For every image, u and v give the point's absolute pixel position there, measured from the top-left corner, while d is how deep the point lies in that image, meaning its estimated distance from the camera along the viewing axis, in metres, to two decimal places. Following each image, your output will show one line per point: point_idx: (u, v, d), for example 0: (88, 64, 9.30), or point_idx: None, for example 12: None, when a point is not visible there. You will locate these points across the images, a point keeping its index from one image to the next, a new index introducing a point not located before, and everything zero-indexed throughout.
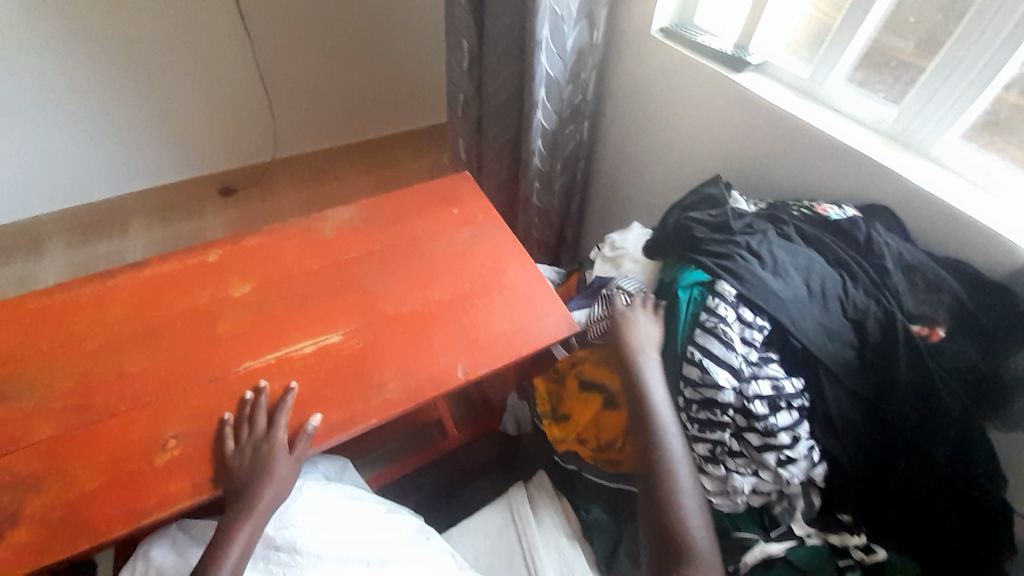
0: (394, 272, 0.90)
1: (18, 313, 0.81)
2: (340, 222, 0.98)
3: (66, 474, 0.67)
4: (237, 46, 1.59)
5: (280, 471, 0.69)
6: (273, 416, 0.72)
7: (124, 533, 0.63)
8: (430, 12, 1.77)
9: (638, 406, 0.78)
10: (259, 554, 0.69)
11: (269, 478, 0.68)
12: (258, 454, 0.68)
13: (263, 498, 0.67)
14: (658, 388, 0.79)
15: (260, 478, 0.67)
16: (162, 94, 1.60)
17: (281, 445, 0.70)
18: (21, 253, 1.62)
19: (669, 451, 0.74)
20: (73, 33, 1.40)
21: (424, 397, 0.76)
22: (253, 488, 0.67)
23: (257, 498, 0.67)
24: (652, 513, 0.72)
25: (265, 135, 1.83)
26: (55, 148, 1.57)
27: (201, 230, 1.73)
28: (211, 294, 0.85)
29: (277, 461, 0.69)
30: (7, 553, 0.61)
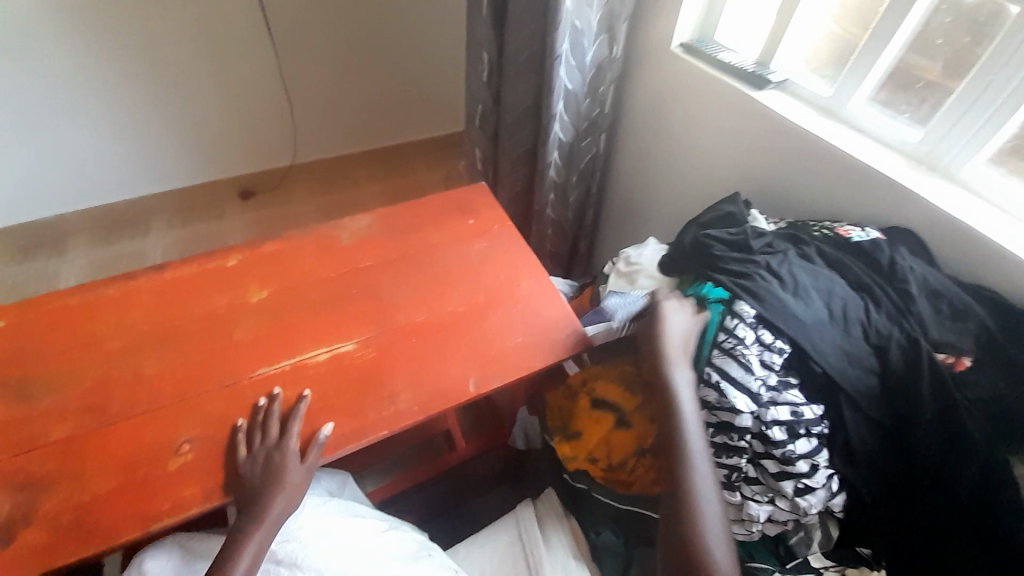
0: (408, 282, 0.91)
1: (42, 312, 0.83)
2: (357, 230, 0.99)
3: (81, 475, 0.68)
4: (261, 53, 1.63)
5: (291, 481, 0.68)
6: (286, 423, 0.73)
7: (136, 537, 0.64)
8: (451, 23, 1.80)
9: (663, 413, 0.74)
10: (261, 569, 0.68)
11: (281, 486, 0.68)
12: (270, 462, 0.69)
13: (273, 508, 0.67)
14: (686, 395, 0.75)
15: (272, 486, 0.67)
16: (187, 99, 1.64)
17: (292, 453, 0.70)
18: (47, 251, 1.66)
19: (691, 463, 0.70)
20: (106, 39, 1.46)
21: (435, 410, 0.76)
22: (263, 497, 0.67)
23: (268, 508, 0.66)
24: (668, 527, 0.68)
25: (285, 140, 1.87)
26: (84, 149, 1.62)
27: (219, 233, 1.76)
28: (228, 298, 0.86)
29: (289, 469, 0.69)
30: (22, 552, 0.62)
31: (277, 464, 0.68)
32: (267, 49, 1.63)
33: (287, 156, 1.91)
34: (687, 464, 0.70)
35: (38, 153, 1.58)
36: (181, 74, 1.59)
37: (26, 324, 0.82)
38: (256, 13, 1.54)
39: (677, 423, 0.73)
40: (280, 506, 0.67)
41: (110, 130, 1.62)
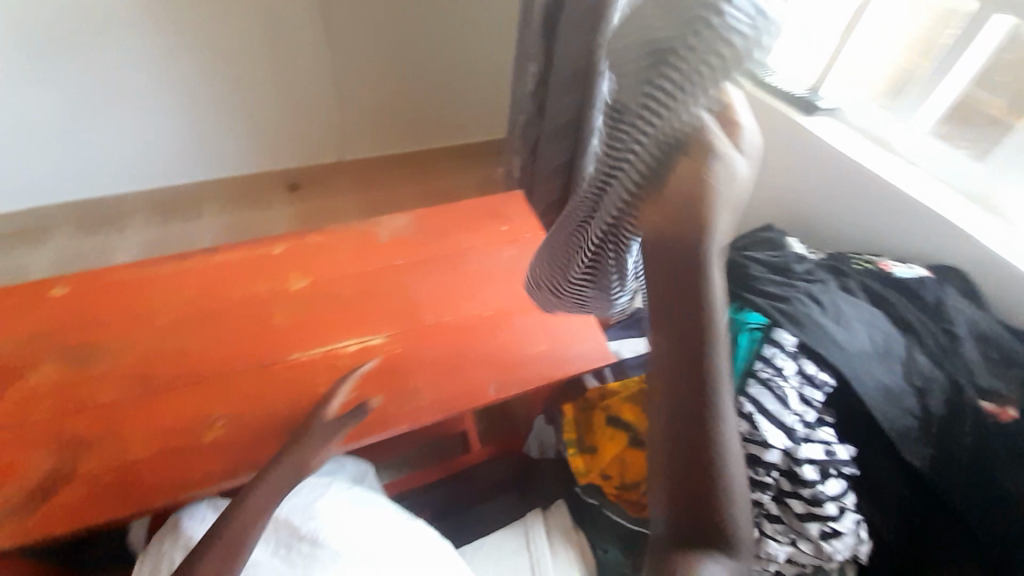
0: (438, 283, 0.93)
1: (103, 284, 0.90)
2: (395, 229, 1.02)
3: (122, 440, 0.72)
4: (320, 55, 1.72)
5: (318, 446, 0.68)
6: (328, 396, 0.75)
7: (167, 505, 0.68)
8: (500, 33, 1.85)
9: (675, 259, 0.39)
10: (283, 542, 0.73)
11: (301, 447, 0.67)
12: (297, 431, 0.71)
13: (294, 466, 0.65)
14: (724, 215, 0.40)
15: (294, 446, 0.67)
16: (249, 94, 1.75)
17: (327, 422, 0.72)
18: (109, 226, 1.80)
19: (715, 349, 0.38)
20: (184, 36, 1.58)
21: (454, 410, 0.78)
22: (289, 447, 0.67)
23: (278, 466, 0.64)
24: (673, 470, 0.37)
25: (333, 138, 1.95)
26: (151, 135, 1.75)
27: (264, 221, 1.85)
28: (271, 285, 0.91)
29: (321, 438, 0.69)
30: (66, 507, 0.67)
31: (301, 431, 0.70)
32: (324, 51, 1.72)
33: (333, 153, 1.99)
34: (709, 355, 0.38)
35: (110, 137, 1.72)
36: (245, 68, 1.70)
37: (91, 294, 0.89)
38: (317, 15, 1.64)
39: (699, 271, 0.39)
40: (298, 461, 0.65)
41: (178, 119, 1.74)
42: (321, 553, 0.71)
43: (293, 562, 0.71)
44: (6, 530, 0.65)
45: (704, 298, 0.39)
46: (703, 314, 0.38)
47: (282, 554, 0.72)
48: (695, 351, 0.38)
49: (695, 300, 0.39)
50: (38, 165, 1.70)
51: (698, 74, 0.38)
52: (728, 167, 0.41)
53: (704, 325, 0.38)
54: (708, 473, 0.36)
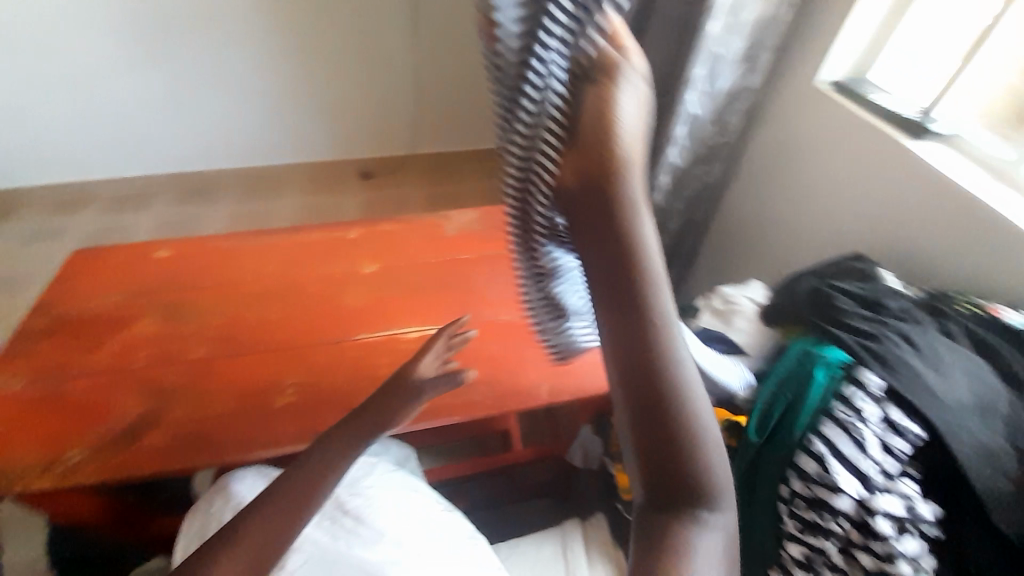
0: (501, 281, 0.94)
1: (201, 250, 0.99)
2: (462, 224, 1.05)
3: (202, 394, 0.77)
4: (405, 52, 1.80)
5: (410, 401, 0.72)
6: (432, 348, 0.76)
7: (238, 458, 0.72)
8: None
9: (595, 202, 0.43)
10: (328, 515, 0.75)
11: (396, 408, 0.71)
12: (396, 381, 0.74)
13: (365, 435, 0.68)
14: (637, 199, 0.44)
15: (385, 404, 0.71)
16: (336, 85, 1.87)
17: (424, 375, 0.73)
18: (202, 198, 1.97)
19: (662, 325, 0.41)
20: (286, 28, 1.71)
21: (507, 407, 0.78)
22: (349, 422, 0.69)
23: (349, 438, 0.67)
24: (640, 446, 0.39)
25: (406, 131, 2.02)
26: (247, 117, 1.90)
27: (335, 205, 1.95)
28: (346, 266, 0.96)
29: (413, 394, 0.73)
30: (149, 449, 0.72)
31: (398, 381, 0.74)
32: (409, 48, 1.80)
33: (405, 146, 2.06)
34: (655, 331, 0.40)
35: (212, 117, 1.89)
36: (336, 60, 1.81)
37: (189, 258, 0.97)
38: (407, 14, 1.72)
39: (633, 255, 0.42)
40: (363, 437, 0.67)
41: (272, 104, 1.89)
42: (365, 531, 0.73)
43: (336, 535, 0.73)
44: (96, 462, 0.70)
45: (639, 281, 0.41)
46: (642, 293, 0.41)
47: (326, 525, 0.74)
48: (642, 332, 0.40)
49: (628, 284, 0.41)
50: (152, 140, 1.90)
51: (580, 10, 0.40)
52: (627, 121, 0.44)
53: (639, 306, 0.41)
54: (670, 412, 0.39)
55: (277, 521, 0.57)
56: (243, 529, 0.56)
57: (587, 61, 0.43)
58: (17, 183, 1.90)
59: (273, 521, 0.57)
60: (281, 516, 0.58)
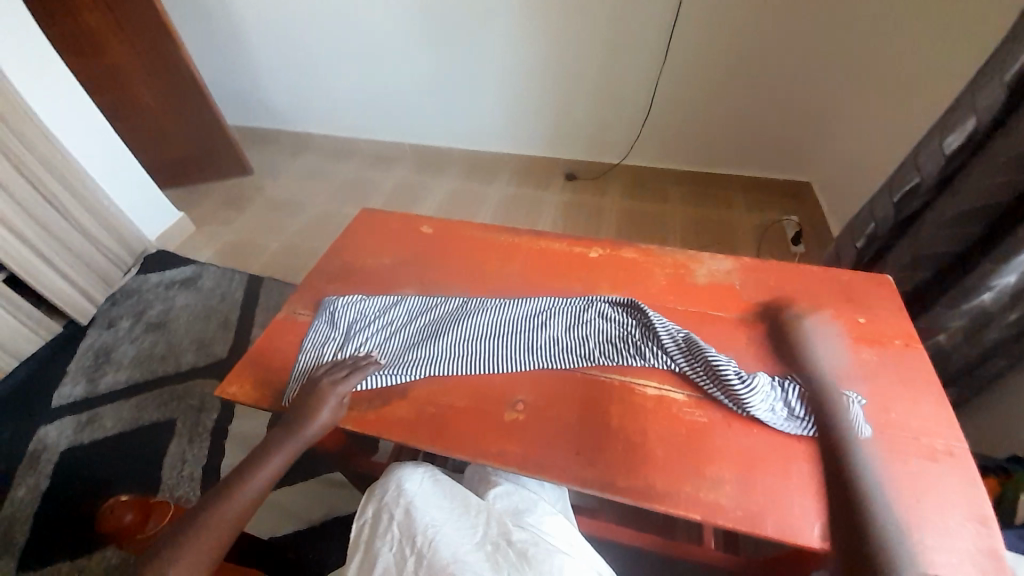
0: (759, 355, 0.80)
1: (462, 234, 1.06)
2: (715, 271, 0.94)
3: (445, 381, 0.80)
4: (647, 69, 1.81)
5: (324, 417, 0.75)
6: (340, 379, 0.78)
7: (469, 460, 0.71)
8: (868, 74, 1.58)
9: None
10: (488, 540, 0.63)
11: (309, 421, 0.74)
12: (299, 410, 0.75)
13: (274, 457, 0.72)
14: None
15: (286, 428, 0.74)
16: (570, 90, 1.93)
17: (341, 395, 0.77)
18: (430, 171, 2.28)
19: None
20: (547, 32, 1.80)
21: (761, 532, 0.62)
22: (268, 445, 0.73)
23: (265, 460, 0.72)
24: None
25: (625, 141, 2.02)
26: (485, 107, 2.08)
27: (541, 202, 2.07)
28: (583, 288, 0.94)
29: (322, 405, 0.75)
30: (396, 416, 0.77)
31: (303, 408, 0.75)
32: (656, 60, 1.78)
33: (618, 154, 2.07)
34: None
35: (458, 103, 2.10)
36: (581, 72, 1.87)
37: (449, 240, 1.05)
38: (669, 26, 1.69)
39: None
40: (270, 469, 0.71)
41: (509, 99, 2.02)
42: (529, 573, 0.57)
43: (497, 566, 0.59)
44: (356, 412, 0.78)
45: None
46: None
47: (486, 551, 0.61)
48: None
49: None
50: (411, 115, 2.21)
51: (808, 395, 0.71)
52: None
53: None
54: None
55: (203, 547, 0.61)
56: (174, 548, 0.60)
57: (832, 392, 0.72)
58: (314, 131, 2.43)
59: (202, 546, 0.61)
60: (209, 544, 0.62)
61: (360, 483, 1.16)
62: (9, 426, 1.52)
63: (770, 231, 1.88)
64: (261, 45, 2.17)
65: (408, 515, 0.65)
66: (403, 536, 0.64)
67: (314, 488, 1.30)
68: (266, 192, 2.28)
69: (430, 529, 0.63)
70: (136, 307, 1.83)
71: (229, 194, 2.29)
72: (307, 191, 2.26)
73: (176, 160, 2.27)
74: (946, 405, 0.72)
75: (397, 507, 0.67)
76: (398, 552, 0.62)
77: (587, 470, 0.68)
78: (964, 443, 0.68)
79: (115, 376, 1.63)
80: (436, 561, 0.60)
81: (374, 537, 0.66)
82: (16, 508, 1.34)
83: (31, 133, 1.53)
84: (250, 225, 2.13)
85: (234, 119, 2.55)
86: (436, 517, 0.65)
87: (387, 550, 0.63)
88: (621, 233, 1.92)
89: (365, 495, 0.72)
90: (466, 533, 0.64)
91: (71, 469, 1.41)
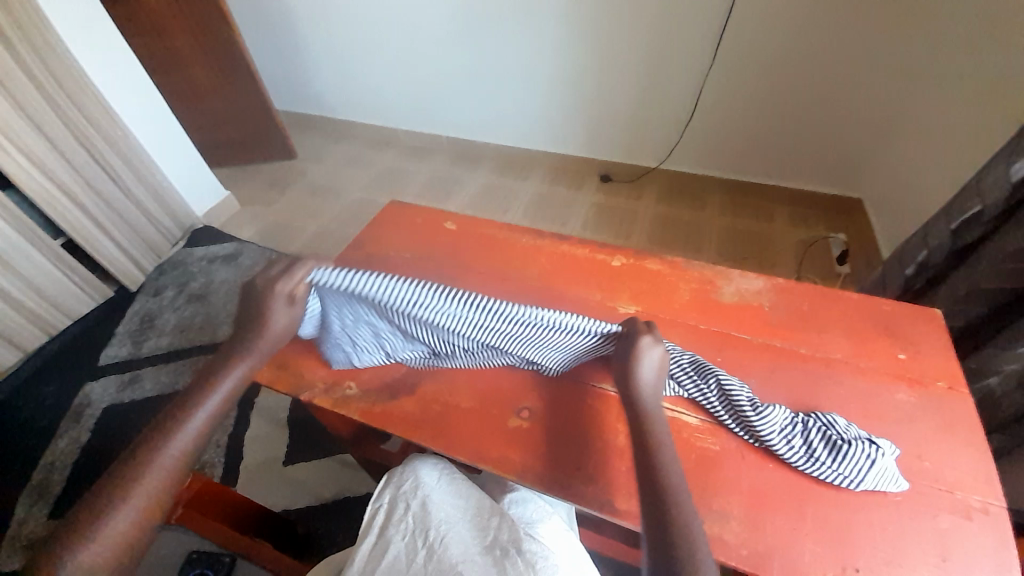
0: (783, 383, 0.75)
1: (484, 233, 1.05)
2: (744, 289, 0.89)
3: (450, 382, 0.80)
4: (694, 74, 1.74)
5: (275, 323, 0.70)
6: (284, 275, 0.71)
7: (471, 462, 0.72)
8: (937, 87, 1.46)
9: None
10: (498, 545, 0.60)
11: (251, 347, 0.69)
12: (249, 322, 0.70)
13: (207, 399, 0.64)
14: None
15: (230, 359, 0.68)
16: (611, 92, 1.89)
17: (287, 297, 0.70)
18: (465, 165, 2.29)
19: None
20: (591, 31, 1.76)
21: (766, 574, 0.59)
22: (203, 382, 0.65)
23: (198, 403, 0.64)
24: None
25: (664, 146, 1.96)
26: (523, 104, 2.06)
27: (573, 202, 2.04)
28: (603, 298, 0.91)
29: (272, 311, 0.70)
30: (402, 412, 0.78)
31: (253, 318, 0.70)
32: (703, 65, 1.71)
33: (657, 158, 2.01)
34: None
35: (497, 99, 2.09)
36: (622, 75, 1.82)
37: (470, 238, 1.05)
38: (719, 29, 1.61)
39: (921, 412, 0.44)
40: (208, 411, 0.64)
41: (548, 97, 1.99)
42: None
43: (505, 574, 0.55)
44: (363, 404, 0.79)
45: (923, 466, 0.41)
46: None
47: (494, 558, 0.58)
48: None
49: None
50: (450, 109, 2.22)
51: (828, 435, 0.65)
52: None
53: None
54: None
55: (145, 503, 0.57)
56: (116, 504, 0.56)
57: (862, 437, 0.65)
58: (355, 118, 2.48)
59: (142, 503, 0.57)
60: (149, 498, 0.58)
61: (370, 468, 1.18)
62: (56, 380, 1.64)
63: (814, 248, 1.78)
64: (310, 33, 2.22)
65: (424, 508, 0.65)
66: (416, 528, 0.62)
67: (327, 468, 1.33)
68: (307, 176, 2.35)
69: (443, 525, 0.62)
70: (180, 279, 1.93)
71: (272, 175, 2.38)
72: (346, 177, 2.31)
73: (226, 141, 2.37)
74: (987, 458, 0.66)
75: (413, 498, 0.67)
76: (409, 542, 0.61)
77: (587, 487, 0.67)
78: (1003, 502, 0.63)
79: (154, 341, 1.73)
80: (446, 557, 0.58)
81: (387, 523, 0.64)
82: (55, 458, 1.45)
83: (90, 105, 1.61)
84: (289, 207, 2.20)
85: (284, 104, 2.63)
86: (449, 515, 0.64)
87: (399, 538, 0.62)
88: (653, 240, 1.86)
89: (382, 481, 0.72)
90: (477, 535, 0.62)
91: (106, 426, 1.51)
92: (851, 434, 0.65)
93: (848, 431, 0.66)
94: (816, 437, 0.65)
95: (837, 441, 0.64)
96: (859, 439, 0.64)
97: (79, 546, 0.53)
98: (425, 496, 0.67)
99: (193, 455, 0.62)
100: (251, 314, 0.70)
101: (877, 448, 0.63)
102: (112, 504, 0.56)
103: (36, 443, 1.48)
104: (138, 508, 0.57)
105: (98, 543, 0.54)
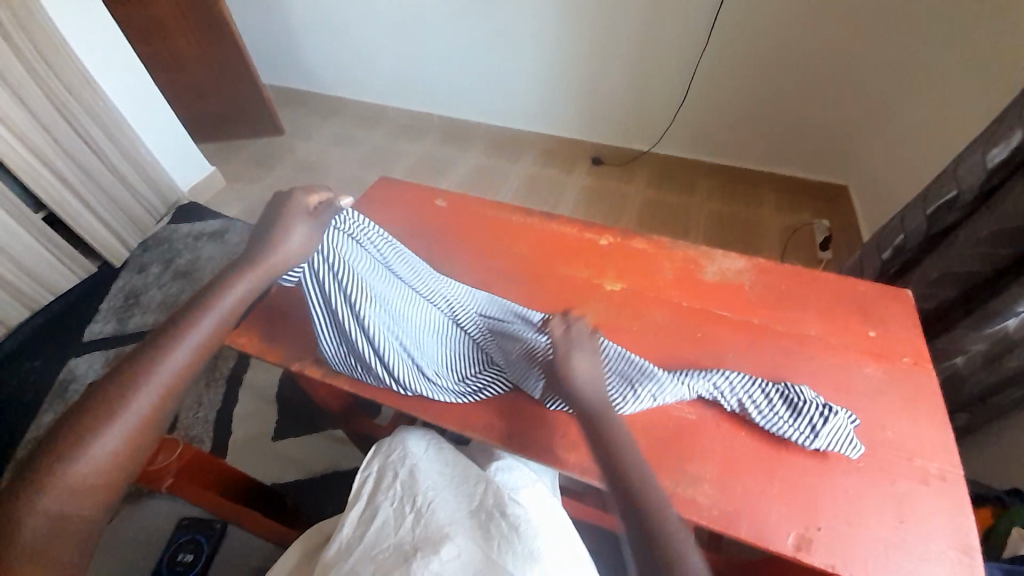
0: (759, 358, 0.79)
1: (473, 210, 1.06)
2: (727, 269, 0.92)
3: None
4: (685, 58, 1.74)
5: (291, 243, 0.65)
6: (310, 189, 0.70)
7: (458, 430, 0.75)
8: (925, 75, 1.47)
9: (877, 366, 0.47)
10: (484, 509, 0.62)
11: (254, 264, 0.62)
12: (262, 238, 0.64)
13: (206, 315, 0.57)
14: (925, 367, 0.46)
15: (232, 274, 0.61)
16: (603, 74, 1.88)
17: (307, 217, 0.67)
18: (456, 145, 2.27)
19: None
20: (584, 10, 1.73)
21: (737, 536, 0.62)
22: (199, 300, 0.58)
23: (196, 319, 0.57)
24: None
25: (655, 130, 1.97)
26: (515, 84, 2.04)
27: (563, 184, 2.04)
28: (590, 276, 0.93)
29: (294, 225, 0.66)
30: None
31: (269, 233, 0.65)
32: (695, 48, 1.70)
33: (648, 142, 2.02)
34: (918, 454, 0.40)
35: (489, 79, 2.06)
36: (616, 58, 1.82)
37: (460, 215, 1.06)
38: (712, 13, 1.61)
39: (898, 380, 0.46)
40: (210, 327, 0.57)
41: (541, 78, 1.98)
42: (515, 547, 0.56)
43: (489, 535, 0.58)
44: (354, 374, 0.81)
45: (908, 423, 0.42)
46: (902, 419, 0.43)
47: (479, 520, 0.61)
48: None
49: None
50: (442, 87, 2.19)
51: (784, 396, 0.70)
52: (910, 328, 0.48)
53: None
54: None
55: (138, 419, 0.51)
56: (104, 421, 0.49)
57: (819, 399, 0.70)
58: (345, 95, 2.43)
59: (135, 418, 0.51)
60: (143, 414, 0.51)
61: (359, 441, 1.20)
62: (40, 355, 1.62)
63: (799, 234, 1.82)
64: (297, 5, 2.16)
65: (412, 476, 0.67)
66: (404, 494, 0.65)
67: (316, 442, 1.35)
68: (295, 153, 2.31)
69: (430, 491, 0.64)
70: (166, 254, 1.90)
71: (259, 151, 2.33)
72: (335, 155, 2.28)
73: (211, 115, 2.31)
74: (948, 429, 0.70)
75: (401, 467, 0.69)
76: (397, 507, 0.63)
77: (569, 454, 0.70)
78: (960, 469, 0.67)
79: (141, 317, 1.72)
80: (432, 521, 0.60)
81: (376, 490, 0.67)
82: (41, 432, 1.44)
83: (74, 79, 1.57)
84: (276, 184, 2.17)
85: (271, 79, 2.57)
86: (437, 482, 0.66)
87: (388, 504, 0.64)
88: (642, 223, 1.88)
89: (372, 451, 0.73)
90: (464, 500, 0.64)
91: None
92: (812, 398, 0.70)
93: (807, 394, 0.70)
94: (772, 398, 0.70)
95: (791, 401, 0.69)
96: (812, 401, 0.69)
97: (62, 465, 0.46)
98: (415, 464, 0.69)
99: (190, 374, 0.55)
100: (266, 230, 0.65)
101: (829, 408, 0.68)
102: (96, 421, 0.49)
103: (21, 417, 1.48)
104: (127, 427, 0.50)
105: (85, 464, 0.47)
